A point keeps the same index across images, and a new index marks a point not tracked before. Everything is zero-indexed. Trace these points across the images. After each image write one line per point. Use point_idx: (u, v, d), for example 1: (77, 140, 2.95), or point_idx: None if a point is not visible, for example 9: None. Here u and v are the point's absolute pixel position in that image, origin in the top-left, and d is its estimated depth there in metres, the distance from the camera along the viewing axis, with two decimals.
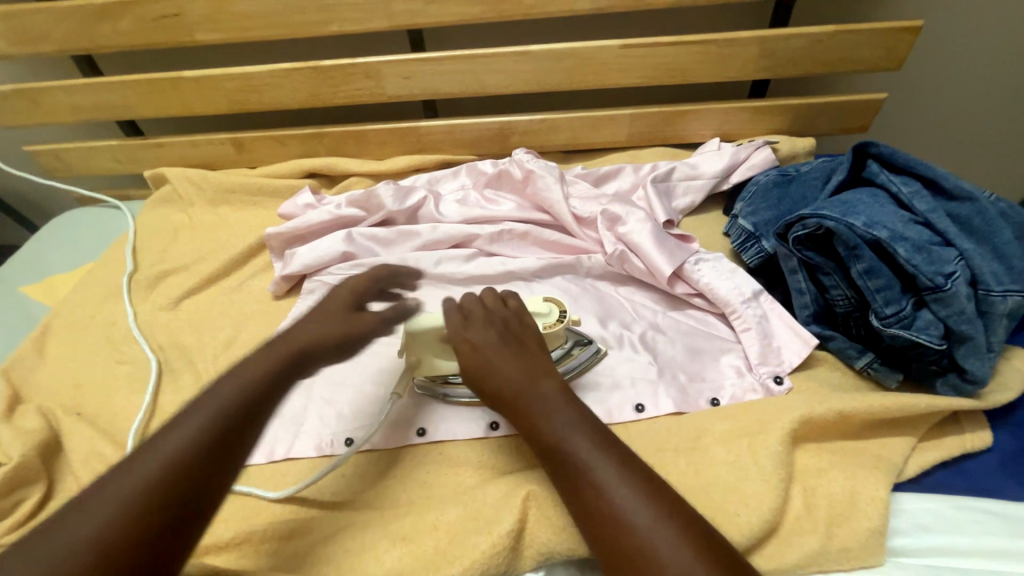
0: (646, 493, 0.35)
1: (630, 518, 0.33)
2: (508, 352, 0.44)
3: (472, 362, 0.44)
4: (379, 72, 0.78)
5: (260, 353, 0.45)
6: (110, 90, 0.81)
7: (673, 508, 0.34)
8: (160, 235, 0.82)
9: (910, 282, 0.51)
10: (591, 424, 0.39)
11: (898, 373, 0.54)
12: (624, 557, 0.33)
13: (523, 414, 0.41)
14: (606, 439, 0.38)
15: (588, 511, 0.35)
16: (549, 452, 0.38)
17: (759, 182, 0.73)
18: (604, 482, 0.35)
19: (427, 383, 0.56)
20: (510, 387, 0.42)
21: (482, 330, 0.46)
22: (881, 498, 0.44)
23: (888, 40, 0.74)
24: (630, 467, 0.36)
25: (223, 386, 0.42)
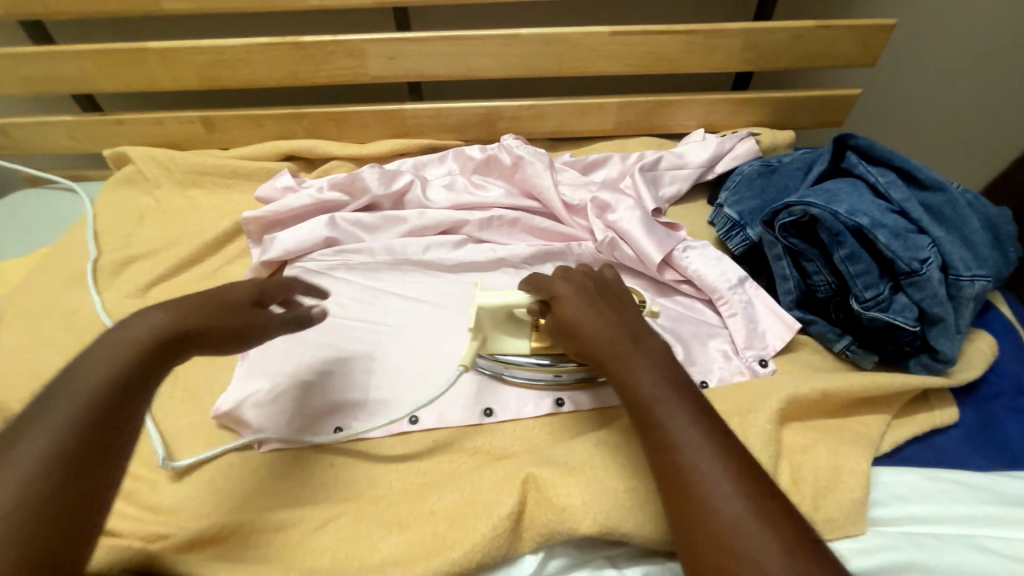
0: (727, 458, 0.35)
1: (717, 485, 0.33)
2: (605, 310, 0.44)
3: (567, 313, 0.44)
4: (363, 51, 0.75)
5: (107, 345, 0.35)
6: (65, 61, 0.75)
7: (758, 485, 0.34)
8: (124, 219, 0.77)
9: (888, 268, 0.53)
10: (684, 392, 0.39)
11: (874, 355, 0.56)
12: (703, 522, 0.32)
13: (613, 372, 0.41)
14: (699, 407, 0.38)
15: (671, 472, 0.35)
16: (636, 409, 0.39)
17: (743, 173, 0.75)
18: (694, 447, 0.35)
19: (491, 364, 0.56)
20: (603, 341, 0.42)
21: (581, 289, 0.46)
22: (861, 471, 0.46)
23: (864, 37, 0.76)
24: (722, 439, 0.36)
25: (68, 393, 0.32)
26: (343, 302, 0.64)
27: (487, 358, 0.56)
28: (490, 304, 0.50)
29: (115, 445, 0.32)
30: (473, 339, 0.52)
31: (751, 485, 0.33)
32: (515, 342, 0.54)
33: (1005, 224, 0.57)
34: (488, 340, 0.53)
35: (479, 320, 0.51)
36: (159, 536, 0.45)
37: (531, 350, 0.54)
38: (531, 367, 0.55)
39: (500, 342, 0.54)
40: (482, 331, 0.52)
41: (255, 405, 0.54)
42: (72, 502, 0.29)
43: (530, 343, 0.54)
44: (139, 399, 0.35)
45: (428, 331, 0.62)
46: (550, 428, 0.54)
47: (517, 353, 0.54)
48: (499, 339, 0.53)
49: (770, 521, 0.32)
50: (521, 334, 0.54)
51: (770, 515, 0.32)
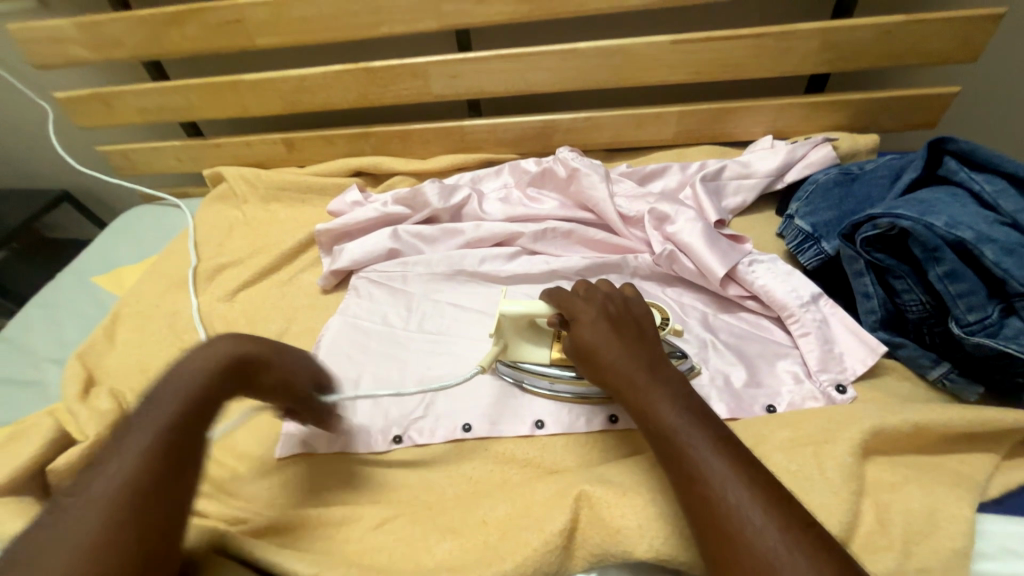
0: (759, 491, 0.33)
1: (746, 517, 0.32)
2: (623, 335, 0.45)
3: (585, 336, 0.45)
4: (427, 72, 0.79)
5: (194, 360, 0.41)
6: (176, 93, 0.86)
7: (795, 518, 0.32)
8: (217, 231, 0.86)
9: (998, 288, 0.47)
10: (708, 420, 0.38)
11: (979, 387, 0.50)
12: (733, 552, 0.32)
13: (633, 400, 0.41)
14: (724, 437, 0.37)
15: (696, 500, 0.35)
16: (658, 438, 0.38)
17: (818, 181, 0.69)
18: (720, 476, 0.34)
19: (512, 371, 0.57)
20: (622, 366, 0.42)
21: (599, 313, 0.46)
22: (963, 518, 0.41)
23: (965, 29, 0.68)
24: (750, 469, 0.35)
25: (173, 388, 0.38)
26: (403, 312, 0.68)
27: (508, 365, 0.57)
28: (513, 313, 0.51)
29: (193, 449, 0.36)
30: (495, 344, 0.56)
31: (784, 519, 0.32)
32: (535, 350, 0.56)
33: None
34: (510, 347, 0.56)
35: (502, 326, 0.54)
36: (239, 520, 0.49)
37: (551, 359, 0.55)
38: (553, 378, 0.55)
39: (522, 350, 0.55)
40: (506, 339, 0.55)
41: None
42: (163, 499, 0.32)
43: (551, 353, 0.55)
44: (213, 408, 0.39)
45: (481, 342, 0.63)
46: (603, 445, 0.53)
47: (538, 362, 0.56)
48: (520, 346, 0.55)
49: (812, 557, 0.30)
50: (542, 342, 0.56)
51: (810, 549, 0.30)
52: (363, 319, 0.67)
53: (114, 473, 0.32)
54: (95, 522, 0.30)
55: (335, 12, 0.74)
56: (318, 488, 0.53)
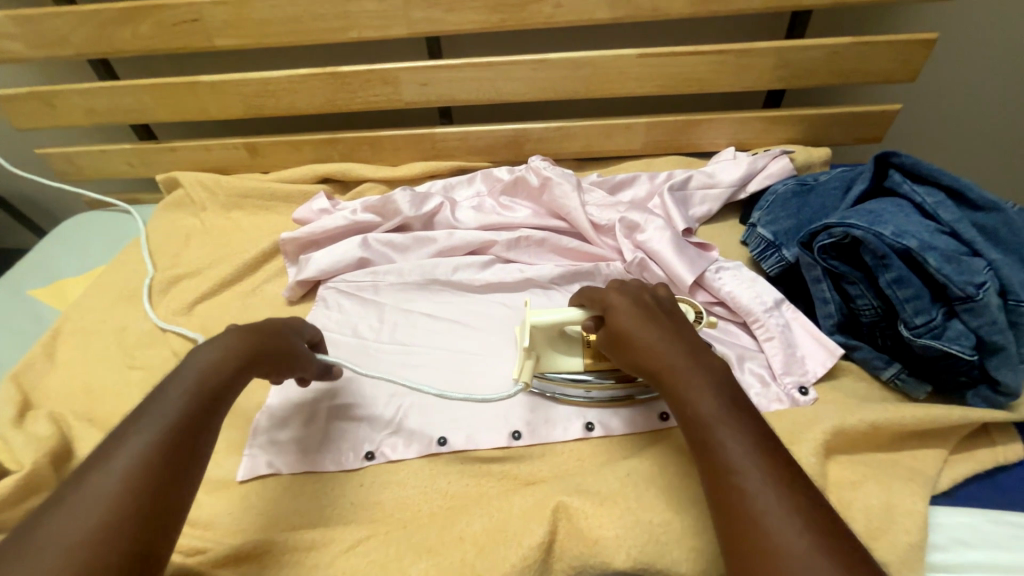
0: (792, 492, 0.33)
1: (780, 513, 0.32)
2: (660, 323, 0.44)
3: (621, 322, 0.44)
4: (397, 79, 0.78)
5: (212, 348, 0.42)
6: (126, 94, 0.81)
7: (829, 523, 0.31)
8: (173, 240, 0.81)
9: (940, 293, 0.51)
10: (745, 412, 0.37)
11: (927, 385, 0.53)
12: (762, 547, 0.31)
13: (669, 387, 0.40)
14: (760, 431, 0.36)
15: (727, 491, 0.34)
16: (693, 427, 0.37)
17: (777, 192, 0.73)
18: (754, 469, 0.34)
19: (542, 384, 0.56)
20: (660, 351, 0.41)
21: (636, 302, 0.45)
22: (917, 512, 0.43)
23: (904, 52, 0.74)
24: (785, 466, 0.34)
25: (186, 377, 0.39)
26: (375, 323, 0.66)
27: (538, 378, 0.56)
28: (543, 323, 0.51)
29: (201, 441, 0.37)
30: (526, 358, 0.52)
31: (816, 519, 0.31)
32: (567, 359, 0.54)
33: None
34: (542, 359, 0.53)
35: (534, 339, 0.52)
36: (197, 550, 0.46)
37: (585, 366, 0.54)
38: (581, 385, 0.55)
39: (554, 361, 0.54)
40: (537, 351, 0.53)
41: (284, 427, 0.55)
42: (166, 493, 0.33)
43: (583, 360, 0.54)
44: (224, 400, 0.40)
45: (456, 352, 0.62)
46: (580, 454, 0.53)
47: (571, 371, 0.54)
48: (552, 357, 0.54)
49: (844, 564, 0.29)
50: (573, 351, 0.54)
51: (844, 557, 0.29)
52: (331, 332, 0.65)
53: (120, 463, 0.33)
54: (101, 512, 0.31)
55: (301, 15, 0.72)
56: (285, 511, 0.50)
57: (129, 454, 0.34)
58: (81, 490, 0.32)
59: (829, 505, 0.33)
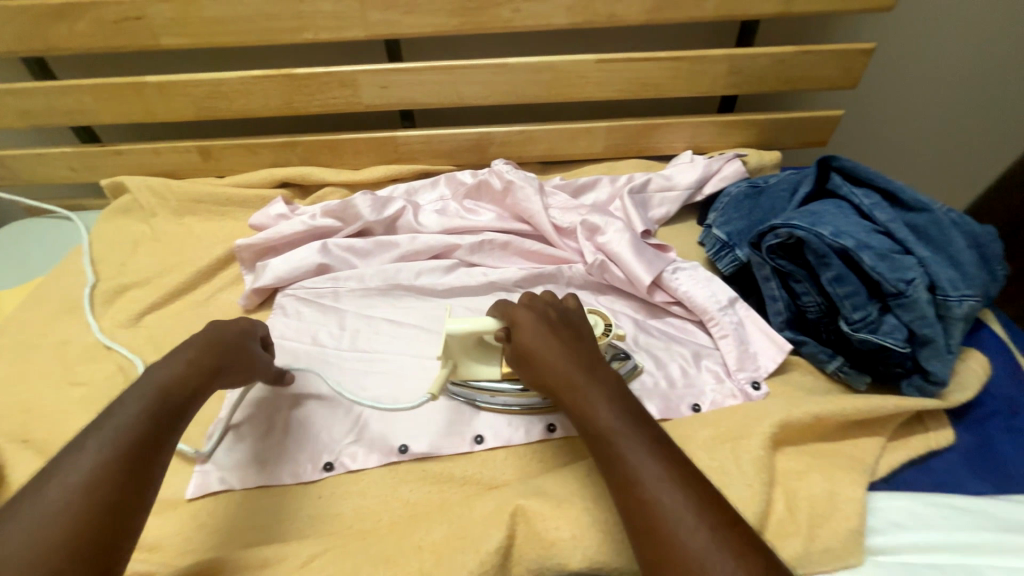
0: (690, 492, 0.35)
1: (681, 517, 0.33)
2: (564, 338, 0.45)
3: (525, 339, 0.45)
4: (356, 82, 0.77)
5: (171, 360, 0.43)
6: (65, 94, 0.77)
7: (725, 517, 0.34)
8: (119, 248, 0.77)
9: (876, 289, 0.53)
10: (644, 422, 0.40)
11: (867, 377, 0.56)
12: (666, 551, 0.33)
13: (572, 403, 0.42)
14: (658, 439, 0.38)
15: (633, 501, 0.35)
16: (596, 440, 0.39)
17: (731, 194, 0.75)
18: (654, 477, 0.35)
19: (464, 390, 0.56)
20: (563, 367, 0.43)
21: (540, 319, 0.46)
22: (858, 498, 0.46)
23: (845, 60, 0.78)
24: (682, 469, 0.36)
25: (146, 388, 0.40)
26: (335, 330, 0.65)
27: (459, 385, 0.56)
28: (457, 332, 0.50)
29: (161, 450, 0.37)
30: (442, 366, 0.54)
31: (714, 519, 0.33)
32: (487, 367, 0.55)
33: (990, 243, 0.58)
34: (459, 366, 0.54)
35: (449, 348, 0.53)
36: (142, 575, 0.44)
37: (502, 375, 0.54)
38: (505, 392, 0.55)
39: (473, 368, 0.54)
40: (453, 357, 0.54)
41: (240, 439, 0.54)
42: (126, 497, 0.34)
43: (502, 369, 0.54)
44: (186, 410, 0.41)
45: (418, 359, 0.61)
46: (541, 456, 0.54)
47: (489, 378, 0.55)
48: (470, 365, 0.54)
49: (737, 556, 0.31)
50: (492, 360, 0.55)
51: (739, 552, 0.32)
52: (290, 340, 0.63)
53: (79, 470, 0.33)
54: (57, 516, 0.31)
55: (254, 15, 0.70)
56: (238, 527, 0.49)
57: (87, 462, 0.34)
58: (37, 497, 0.32)
59: (722, 497, 0.35)
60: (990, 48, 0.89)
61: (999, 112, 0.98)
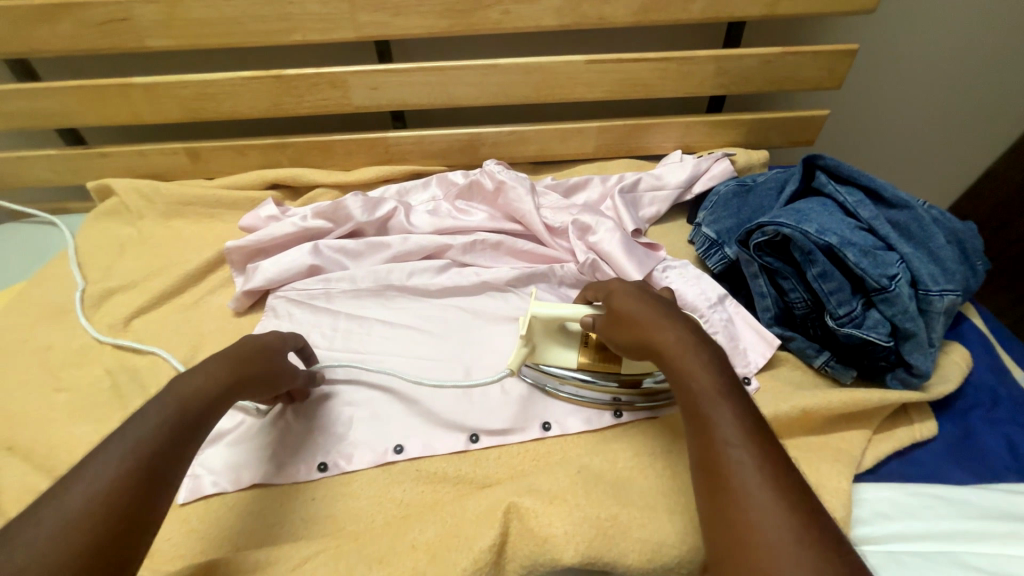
0: (779, 474, 0.31)
1: (767, 495, 0.30)
2: (666, 305, 0.43)
3: (625, 303, 0.45)
4: (345, 83, 0.76)
5: (196, 370, 0.41)
6: (48, 96, 0.76)
7: (812, 511, 0.30)
8: (105, 251, 0.77)
9: (860, 285, 0.55)
10: (743, 397, 0.36)
11: (852, 370, 0.57)
12: (745, 525, 0.30)
13: (667, 362, 0.39)
14: (756, 416, 0.35)
15: (716, 465, 0.33)
16: (687, 401, 0.37)
17: (720, 192, 0.76)
18: (742, 447, 0.33)
19: (535, 373, 0.57)
20: (662, 328, 0.41)
21: (641, 290, 0.46)
22: (843, 490, 0.47)
23: (830, 61, 0.79)
24: (777, 452, 0.33)
25: (171, 395, 0.38)
26: (328, 332, 0.65)
27: (532, 367, 0.57)
28: (545, 314, 0.53)
29: (178, 460, 0.36)
30: (522, 345, 0.56)
31: (802, 507, 0.30)
32: (563, 353, 0.56)
33: (971, 238, 0.59)
34: (538, 349, 0.56)
35: (532, 329, 0.55)
36: None
37: (578, 364, 0.55)
38: (574, 380, 0.56)
39: (550, 353, 0.56)
40: (533, 341, 0.56)
41: (235, 440, 0.54)
42: (136, 511, 0.32)
43: (578, 357, 0.56)
44: (208, 420, 0.39)
45: (412, 358, 0.61)
46: (535, 454, 0.54)
47: (563, 364, 0.56)
48: (549, 348, 0.56)
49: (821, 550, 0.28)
50: (570, 345, 0.56)
51: (823, 547, 0.28)
52: None
53: (96, 478, 0.32)
54: (67, 526, 0.29)
55: (241, 16, 0.70)
56: (231, 530, 0.48)
57: (104, 470, 0.32)
58: (47, 506, 0.30)
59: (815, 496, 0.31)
60: (970, 49, 0.91)
61: (981, 111, 1.00)
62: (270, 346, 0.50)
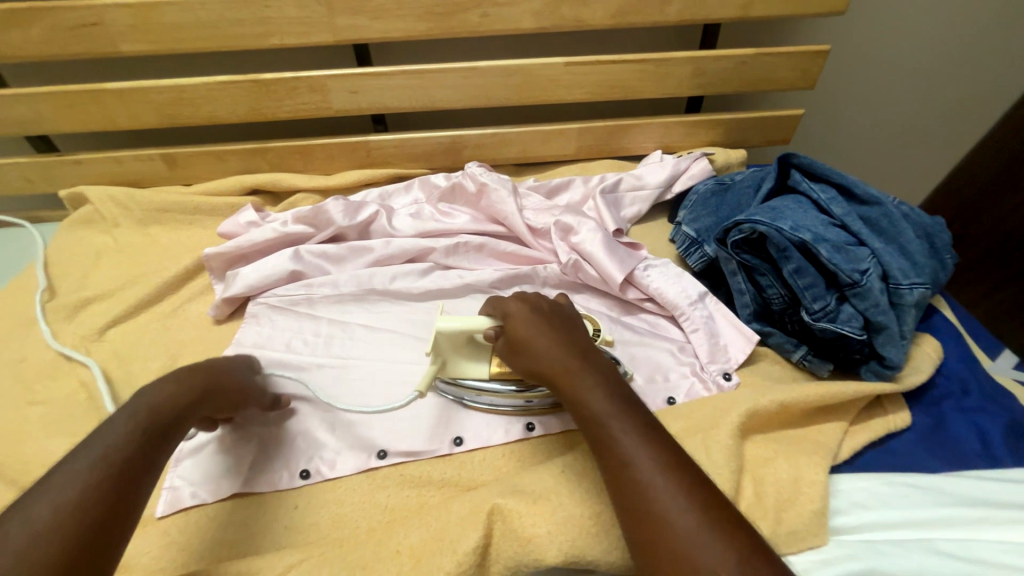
0: (679, 477, 0.35)
1: (672, 501, 0.34)
2: (557, 331, 0.46)
3: (518, 331, 0.46)
4: (325, 87, 0.76)
5: (162, 385, 0.42)
6: (19, 103, 0.74)
7: (713, 501, 0.34)
8: (79, 260, 0.75)
9: (834, 280, 0.56)
10: (639, 410, 0.40)
11: (829, 364, 0.58)
12: (657, 535, 0.33)
13: (567, 390, 0.42)
14: (651, 428, 0.38)
15: (625, 483, 0.35)
16: (589, 425, 0.39)
17: (699, 191, 0.77)
18: (643, 461, 0.36)
19: (453, 389, 0.57)
20: (558, 356, 0.43)
21: (532, 313, 0.47)
22: (820, 481, 0.48)
23: (803, 62, 0.81)
24: (674, 457, 0.36)
25: (137, 409, 0.39)
26: (309, 338, 0.64)
27: (448, 383, 0.56)
28: (450, 329, 0.50)
29: (149, 471, 0.36)
30: (431, 362, 0.54)
31: (703, 504, 0.33)
32: (474, 366, 0.54)
33: (939, 233, 0.61)
34: (448, 364, 0.54)
35: (439, 344, 0.52)
36: None
37: (491, 374, 0.54)
38: (490, 393, 0.55)
39: (461, 366, 0.54)
40: (444, 356, 0.53)
41: (213, 449, 0.53)
42: (111, 519, 0.32)
43: (491, 368, 0.54)
44: (176, 432, 0.40)
45: (395, 363, 0.61)
46: (520, 455, 0.54)
47: (477, 377, 0.54)
48: (459, 363, 0.54)
49: (725, 538, 0.32)
50: (480, 359, 0.54)
51: (725, 534, 0.32)
52: (261, 349, 0.62)
53: (66, 489, 0.31)
54: (38, 537, 0.29)
55: (218, 19, 0.69)
56: (210, 543, 0.47)
57: (73, 481, 0.32)
58: (14, 519, 0.30)
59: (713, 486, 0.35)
60: (936, 50, 0.94)
61: (948, 109, 1.03)
62: (232, 365, 0.51)
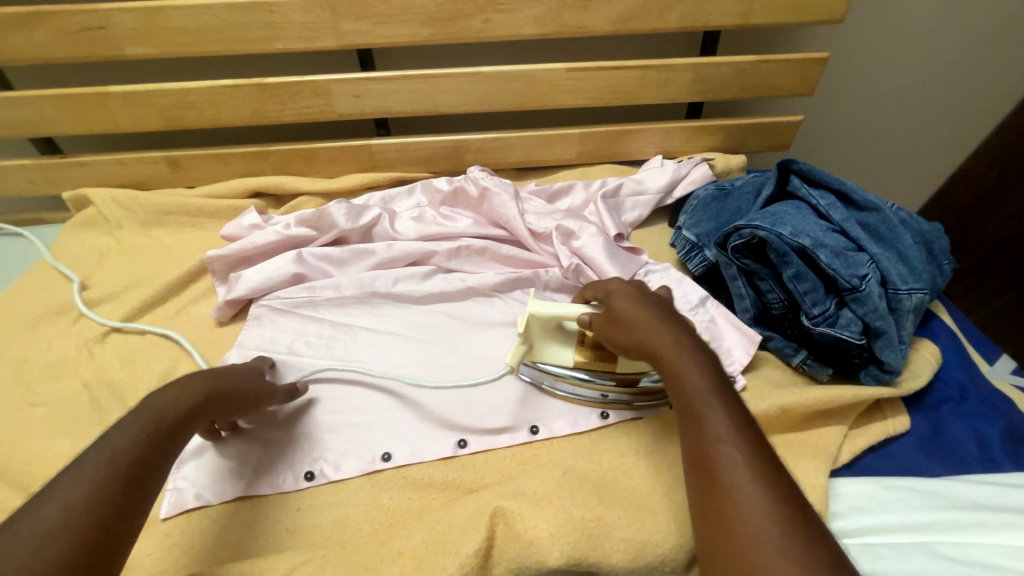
0: (767, 472, 0.32)
1: (751, 489, 0.32)
2: (662, 310, 0.45)
3: (622, 304, 0.46)
4: (329, 91, 0.77)
5: (171, 389, 0.42)
6: (22, 105, 0.74)
7: (799, 508, 0.31)
8: (83, 262, 0.75)
9: (833, 285, 0.56)
10: (736, 397, 0.37)
11: (828, 368, 0.59)
12: (730, 519, 0.31)
13: (662, 364, 0.41)
14: (747, 418, 0.36)
15: (705, 461, 0.34)
16: (680, 400, 0.38)
17: (699, 196, 0.78)
18: (732, 446, 0.34)
19: (534, 372, 0.58)
20: (659, 329, 0.42)
21: (636, 291, 0.47)
22: (819, 484, 0.48)
23: (801, 69, 0.82)
24: (765, 450, 0.34)
25: (144, 410, 0.39)
26: (313, 340, 0.64)
27: (533, 366, 0.58)
28: (544, 313, 0.53)
29: (155, 471, 0.36)
30: (519, 344, 0.56)
31: (786, 504, 0.31)
32: (562, 352, 0.56)
33: (937, 239, 0.62)
34: (535, 347, 0.56)
35: (529, 328, 0.55)
36: None
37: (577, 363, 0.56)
38: (575, 381, 0.57)
39: (547, 350, 0.56)
40: (532, 339, 0.56)
41: (217, 451, 0.53)
42: (118, 517, 0.32)
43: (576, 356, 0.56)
44: (181, 434, 0.40)
45: (398, 366, 0.61)
46: (522, 457, 0.54)
47: (562, 363, 0.56)
48: (547, 347, 0.56)
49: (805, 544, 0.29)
50: (569, 345, 0.56)
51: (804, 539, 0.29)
52: (264, 351, 0.63)
53: (76, 488, 0.32)
54: (47, 536, 0.29)
55: (222, 23, 0.69)
56: (213, 544, 0.47)
57: (82, 480, 0.32)
58: (22, 519, 0.30)
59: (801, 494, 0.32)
60: (934, 57, 0.95)
61: (946, 115, 1.04)
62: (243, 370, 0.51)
